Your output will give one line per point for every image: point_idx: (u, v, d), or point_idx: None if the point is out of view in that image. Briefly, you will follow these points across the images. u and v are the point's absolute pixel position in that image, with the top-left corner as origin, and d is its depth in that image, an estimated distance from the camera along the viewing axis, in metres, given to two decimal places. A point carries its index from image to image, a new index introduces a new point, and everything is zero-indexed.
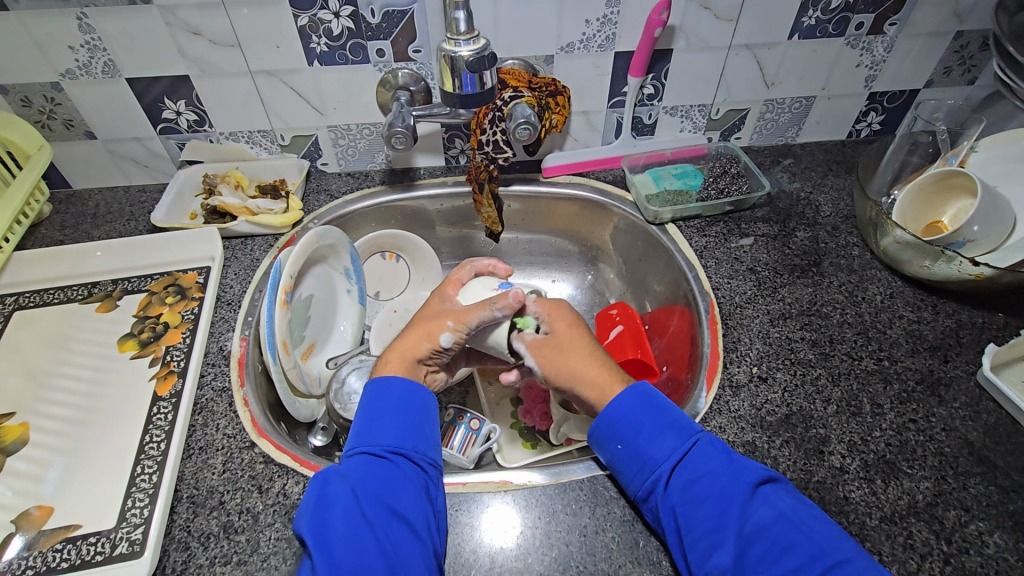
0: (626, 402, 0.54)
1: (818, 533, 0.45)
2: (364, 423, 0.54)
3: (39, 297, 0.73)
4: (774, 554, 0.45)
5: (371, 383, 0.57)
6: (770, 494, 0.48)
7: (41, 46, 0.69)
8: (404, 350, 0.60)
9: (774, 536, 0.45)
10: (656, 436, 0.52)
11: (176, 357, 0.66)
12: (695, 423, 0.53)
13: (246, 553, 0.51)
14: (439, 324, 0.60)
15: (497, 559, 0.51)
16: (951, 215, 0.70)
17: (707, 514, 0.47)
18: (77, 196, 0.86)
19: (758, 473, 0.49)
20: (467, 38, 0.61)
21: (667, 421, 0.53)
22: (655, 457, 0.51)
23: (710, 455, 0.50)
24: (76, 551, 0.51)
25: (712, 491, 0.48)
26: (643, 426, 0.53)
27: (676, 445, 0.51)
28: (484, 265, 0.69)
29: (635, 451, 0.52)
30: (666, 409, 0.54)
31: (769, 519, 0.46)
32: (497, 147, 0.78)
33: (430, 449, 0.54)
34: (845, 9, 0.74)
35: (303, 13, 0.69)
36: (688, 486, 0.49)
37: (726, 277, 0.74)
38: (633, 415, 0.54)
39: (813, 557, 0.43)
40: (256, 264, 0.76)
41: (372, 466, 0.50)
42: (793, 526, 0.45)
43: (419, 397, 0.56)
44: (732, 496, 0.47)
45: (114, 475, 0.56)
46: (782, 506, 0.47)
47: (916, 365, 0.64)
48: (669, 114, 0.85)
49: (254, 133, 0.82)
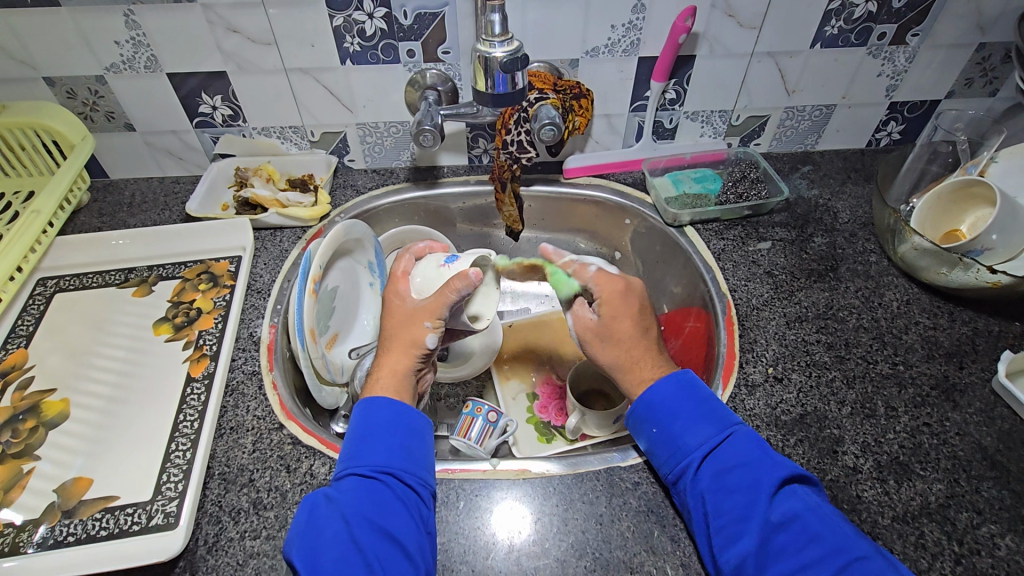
0: (668, 387, 0.55)
1: (842, 528, 0.45)
2: (353, 447, 0.53)
3: (78, 281, 0.76)
4: (802, 541, 0.45)
5: (358, 404, 0.56)
6: (797, 489, 0.48)
7: (89, 41, 0.72)
8: (392, 365, 0.59)
9: (802, 523, 0.45)
10: (693, 423, 0.53)
11: (209, 341, 0.69)
12: (733, 416, 0.54)
13: (275, 529, 0.53)
14: (420, 329, 0.59)
15: (514, 545, 0.53)
16: (970, 223, 0.71)
17: (736, 501, 0.48)
18: (114, 186, 0.89)
19: (788, 468, 0.49)
20: (501, 40, 0.63)
21: (705, 413, 0.53)
22: (687, 445, 0.52)
23: (746, 445, 0.51)
24: (114, 520, 0.54)
25: (744, 481, 0.49)
26: (680, 414, 0.54)
27: (709, 436, 0.52)
28: (420, 248, 0.66)
29: (669, 436, 0.53)
30: (705, 399, 0.55)
31: (795, 509, 0.46)
32: (522, 147, 0.79)
33: (420, 468, 0.52)
34: (868, 19, 0.75)
35: (338, 14, 0.71)
36: (718, 474, 0.50)
37: (743, 279, 0.75)
38: (674, 401, 0.55)
39: (840, 545, 0.44)
40: (285, 255, 0.79)
41: (360, 489, 0.50)
42: (819, 517, 0.46)
43: (406, 419, 0.55)
44: (764, 485, 0.48)
45: (150, 450, 0.59)
46: (807, 498, 0.47)
47: (931, 371, 0.64)
48: (690, 119, 0.87)
49: (286, 129, 0.85)
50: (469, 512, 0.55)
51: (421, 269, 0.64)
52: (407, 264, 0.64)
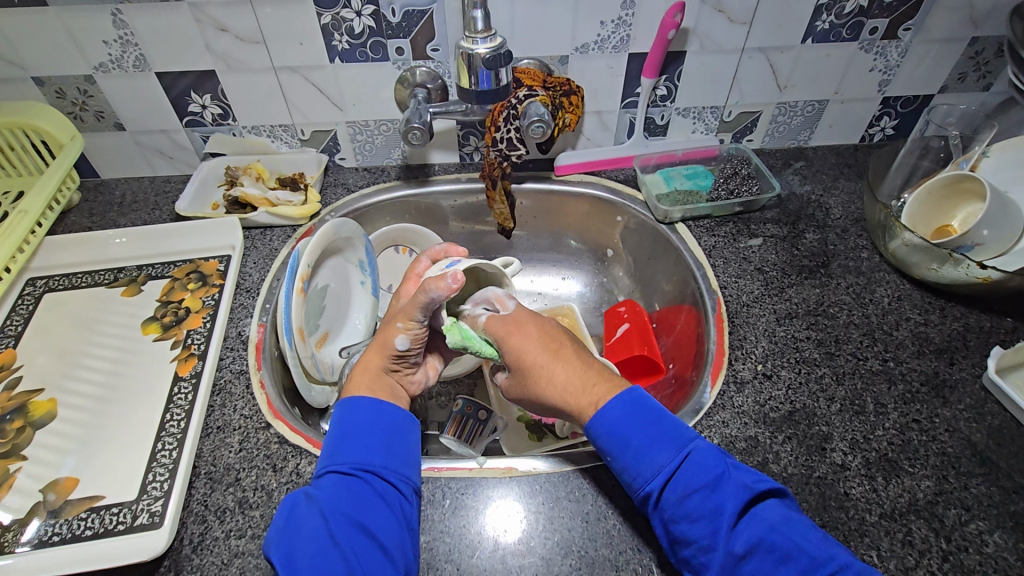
0: (611, 414, 0.52)
1: (813, 541, 0.45)
2: (335, 443, 0.52)
3: (68, 281, 0.76)
4: (771, 564, 0.44)
5: (341, 401, 0.55)
6: (761, 510, 0.47)
7: (77, 40, 0.72)
8: (366, 363, 0.59)
9: (768, 547, 0.44)
10: (645, 451, 0.50)
11: (197, 340, 0.69)
12: (687, 431, 0.51)
13: (260, 528, 0.53)
14: (392, 330, 0.59)
15: (500, 543, 0.53)
16: (961, 219, 0.71)
17: (699, 532, 0.46)
18: (105, 186, 0.89)
19: (750, 488, 0.47)
20: (484, 37, 0.63)
21: (658, 434, 0.50)
22: (643, 474, 0.49)
23: (703, 467, 0.48)
24: (99, 520, 0.54)
25: (704, 509, 0.46)
26: (630, 441, 0.50)
27: (664, 462, 0.49)
28: (437, 251, 0.68)
29: (624, 465, 0.50)
30: (656, 419, 0.51)
31: (760, 533, 0.45)
32: (512, 144, 0.79)
33: (402, 465, 0.52)
34: (859, 14, 0.74)
35: (326, 11, 0.71)
36: (679, 503, 0.47)
37: (734, 277, 0.75)
38: (622, 426, 0.51)
39: (812, 565, 0.43)
40: (275, 253, 0.79)
41: (340, 486, 0.49)
42: (786, 538, 0.45)
43: (387, 416, 0.54)
44: (726, 512, 0.46)
45: (136, 450, 0.59)
46: (771, 518, 0.46)
47: (922, 367, 0.64)
48: (682, 115, 0.86)
49: (276, 127, 0.84)
50: (454, 511, 0.55)
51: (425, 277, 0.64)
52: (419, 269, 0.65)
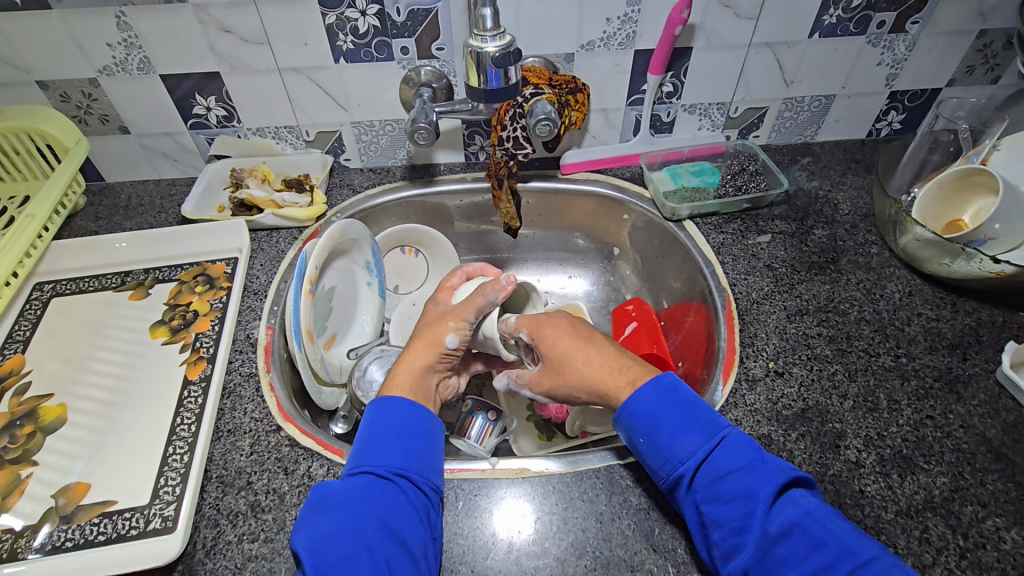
0: (649, 395, 0.52)
1: (844, 530, 0.44)
2: (367, 445, 0.52)
3: (75, 285, 0.76)
4: (804, 550, 0.43)
5: (374, 403, 0.56)
6: (797, 494, 0.46)
7: (81, 43, 0.72)
8: (411, 361, 0.60)
9: (803, 531, 0.44)
10: (679, 432, 0.50)
11: (205, 343, 0.68)
12: (721, 417, 0.51)
13: (273, 531, 0.53)
14: (443, 328, 0.61)
15: (514, 544, 0.52)
16: (973, 213, 0.70)
17: (732, 513, 0.46)
18: (110, 189, 0.89)
19: (786, 473, 0.47)
20: (493, 35, 0.62)
21: (693, 417, 0.50)
22: (678, 455, 0.49)
23: (740, 449, 0.48)
24: (112, 525, 0.53)
25: (739, 490, 0.46)
26: (664, 422, 0.51)
27: (700, 444, 0.49)
28: (473, 269, 0.69)
29: (657, 446, 0.50)
30: (690, 403, 0.51)
31: (795, 517, 0.45)
32: (519, 142, 0.78)
33: (432, 473, 0.52)
34: (867, 8, 0.74)
35: (330, 12, 0.71)
36: (713, 484, 0.47)
37: (743, 274, 0.74)
38: (656, 409, 0.51)
39: (844, 553, 0.43)
40: (282, 255, 0.78)
41: (373, 489, 0.49)
42: (820, 524, 0.44)
43: (422, 421, 0.54)
44: (760, 495, 0.45)
45: (147, 454, 0.58)
46: (808, 504, 0.45)
47: (935, 363, 0.64)
48: (688, 112, 0.86)
49: (280, 129, 0.84)
50: (468, 512, 0.55)
51: (465, 288, 0.67)
52: (458, 281, 0.68)
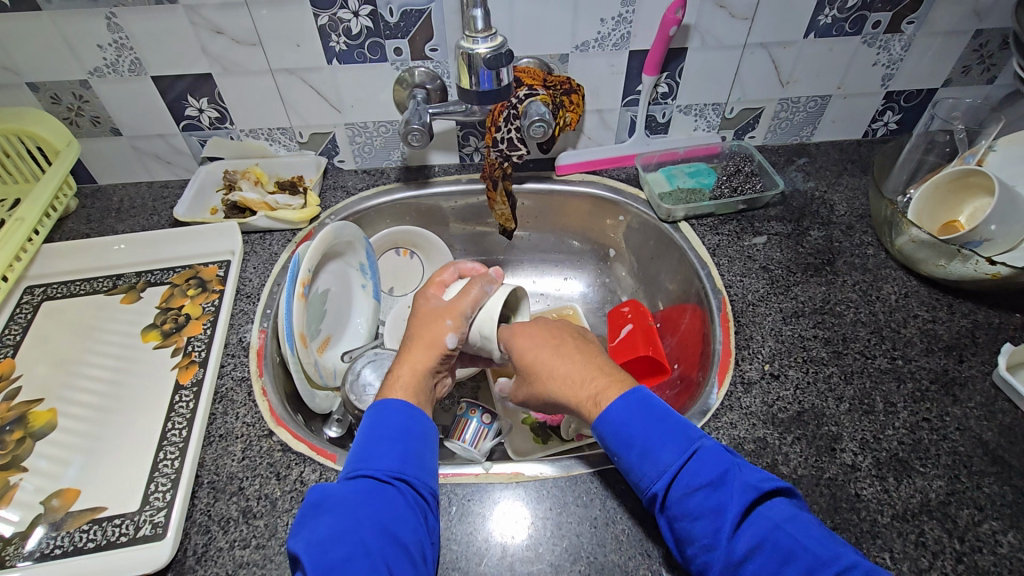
0: (619, 412, 0.51)
1: (816, 542, 0.43)
2: (365, 448, 0.51)
3: (66, 288, 0.75)
4: (773, 565, 0.43)
5: (372, 406, 0.55)
6: (765, 510, 0.45)
7: (71, 44, 0.71)
8: (413, 362, 0.59)
9: (772, 546, 0.43)
10: (648, 452, 0.49)
11: (197, 347, 0.68)
12: (693, 429, 0.50)
13: (265, 538, 0.52)
14: (441, 327, 0.61)
15: (508, 549, 0.52)
16: (969, 214, 0.70)
17: (701, 531, 0.45)
18: (102, 191, 0.89)
19: (755, 487, 0.46)
20: (484, 36, 0.62)
21: (663, 432, 0.50)
22: (648, 475, 0.49)
23: (710, 463, 0.47)
24: (101, 532, 0.53)
25: (707, 508, 0.46)
26: (635, 441, 0.50)
27: (669, 462, 0.48)
28: (466, 266, 0.69)
29: (629, 465, 0.50)
30: (661, 417, 0.50)
31: (764, 532, 0.44)
32: (512, 144, 0.79)
33: (429, 477, 0.52)
34: (862, 8, 0.74)
35: (323, 13, 0.70)
36: (683, 502, 0.47)
37: (739, 275, 0.74)
38: (626, 426, 0.51)
39: (815, 566, 0.42)
40: (275, 258, 0.78)
41: (372, 492, 0.48)
42: (789, 535, 0.44)
43: (419, 425, 0.54)
44: (729, 512, 0.45)
45: (137, 460, 0.58)
46: (776, 517, 0.45)
47: (931, 365, 0.63)
48: (683, 113, 0.86)
49: (273, 130, 0.84)
50: (461, 517, 0.54)
51: (457, 285, 0.67)
52: (450, 278, 0.68)
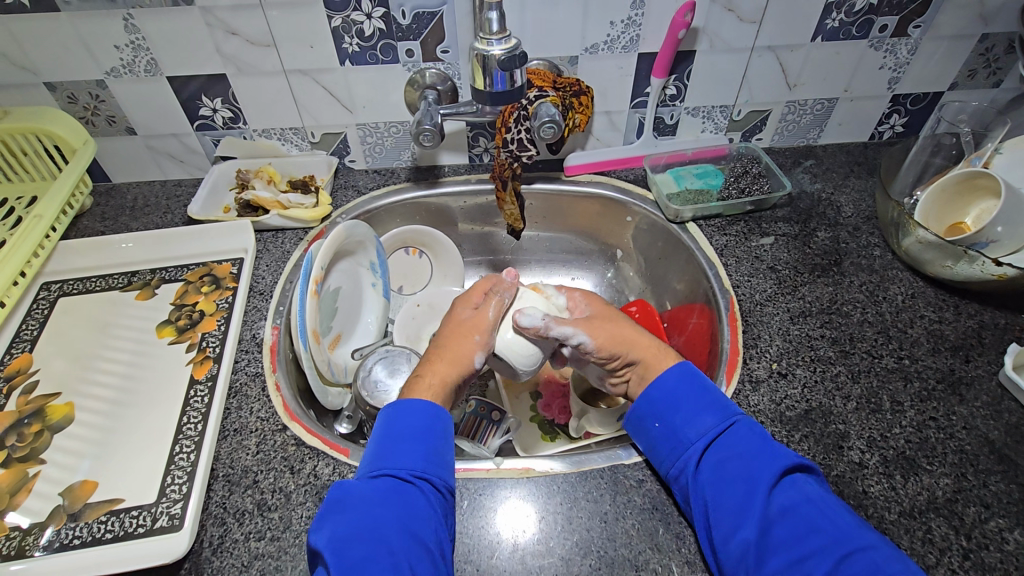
0: (668, 381, 0.57)
1: (846, 520, 0.46)
2: (384, 447, 0.52)
3: (82, 285, 0.76)
4: (800, 533, 0.45)
5: (391, 405, 0.56)
6: (800, 480, 0.49)
7: (88, 44, 0.73)
8: (442, 374, 0.59)
9: (802, 514, 0.46)
10: (693, 415, 0.54)
11: (212, 343, 0.69)
12: (734, 406, 0.55)
13: (279, 530, 0.53)
14: (469, 344, 0.61)
15: (519, 544, 0.53)
16: (975, 216, 0.71)
17: (735, 492, 0.49)
18: (116, 190, 0.90)
19: (791, 458, 0.50)
20: (498, 38, 0.63)
21: (707, 403, 0.55)
22: (689, 435, 0.53)
23: (749, 435, 0.52)
24: (119, 523, 0.54)
25: (743, 472, 0.49)
26: (681, 405, 0.55)
27: (710, 426, 0.53)
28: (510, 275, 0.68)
29: (670, 429, 0.55)
30: (706, 391, 0.56)
31: (796, 501, 0.47)
32: (522, 145, 0.79)
33: (449, 475, 0.52)
34: (869, 11, 0.74)
35: (336, 14, 0.71)
36: (719, 465, 0.51)
37: (746, 275, 0.75)
38: (674, 394, 0.56)
39: (840, 538, 0.44)
40: (287, 256, 0.79)
41: (392, 490, 0.49)
42: (821, 509, 0.46)
43: (439, 424, 0.54)
44: (766, 476, 0.49)
45: (153, 453, 0.59)
46: (809, 490, 0.48)
47: (938, 365, 0.64)
48: (691, 114, 0.86)
49: (286, 130, 0.85)
50: (473, 512, 0.55)
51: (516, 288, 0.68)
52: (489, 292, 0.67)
